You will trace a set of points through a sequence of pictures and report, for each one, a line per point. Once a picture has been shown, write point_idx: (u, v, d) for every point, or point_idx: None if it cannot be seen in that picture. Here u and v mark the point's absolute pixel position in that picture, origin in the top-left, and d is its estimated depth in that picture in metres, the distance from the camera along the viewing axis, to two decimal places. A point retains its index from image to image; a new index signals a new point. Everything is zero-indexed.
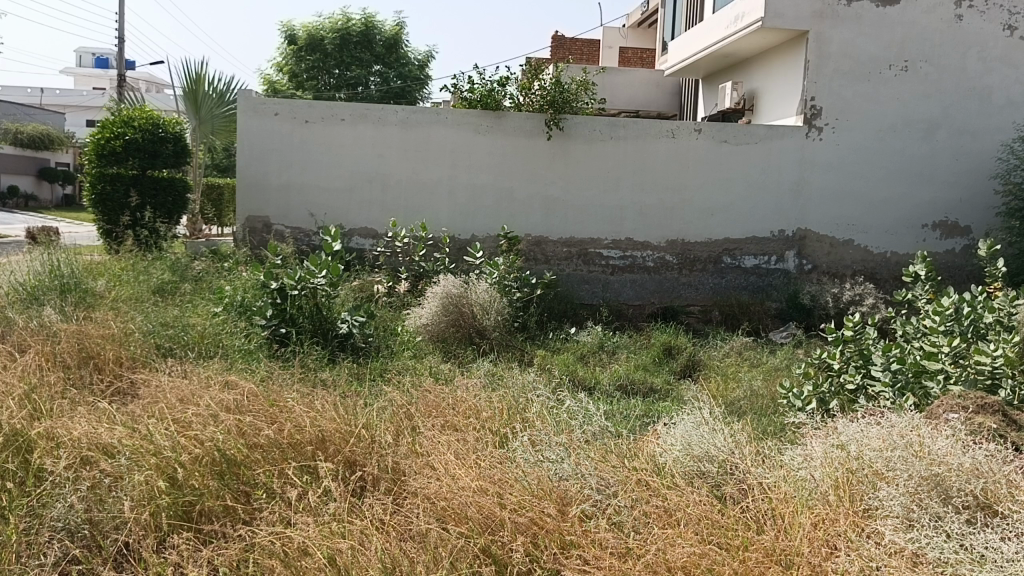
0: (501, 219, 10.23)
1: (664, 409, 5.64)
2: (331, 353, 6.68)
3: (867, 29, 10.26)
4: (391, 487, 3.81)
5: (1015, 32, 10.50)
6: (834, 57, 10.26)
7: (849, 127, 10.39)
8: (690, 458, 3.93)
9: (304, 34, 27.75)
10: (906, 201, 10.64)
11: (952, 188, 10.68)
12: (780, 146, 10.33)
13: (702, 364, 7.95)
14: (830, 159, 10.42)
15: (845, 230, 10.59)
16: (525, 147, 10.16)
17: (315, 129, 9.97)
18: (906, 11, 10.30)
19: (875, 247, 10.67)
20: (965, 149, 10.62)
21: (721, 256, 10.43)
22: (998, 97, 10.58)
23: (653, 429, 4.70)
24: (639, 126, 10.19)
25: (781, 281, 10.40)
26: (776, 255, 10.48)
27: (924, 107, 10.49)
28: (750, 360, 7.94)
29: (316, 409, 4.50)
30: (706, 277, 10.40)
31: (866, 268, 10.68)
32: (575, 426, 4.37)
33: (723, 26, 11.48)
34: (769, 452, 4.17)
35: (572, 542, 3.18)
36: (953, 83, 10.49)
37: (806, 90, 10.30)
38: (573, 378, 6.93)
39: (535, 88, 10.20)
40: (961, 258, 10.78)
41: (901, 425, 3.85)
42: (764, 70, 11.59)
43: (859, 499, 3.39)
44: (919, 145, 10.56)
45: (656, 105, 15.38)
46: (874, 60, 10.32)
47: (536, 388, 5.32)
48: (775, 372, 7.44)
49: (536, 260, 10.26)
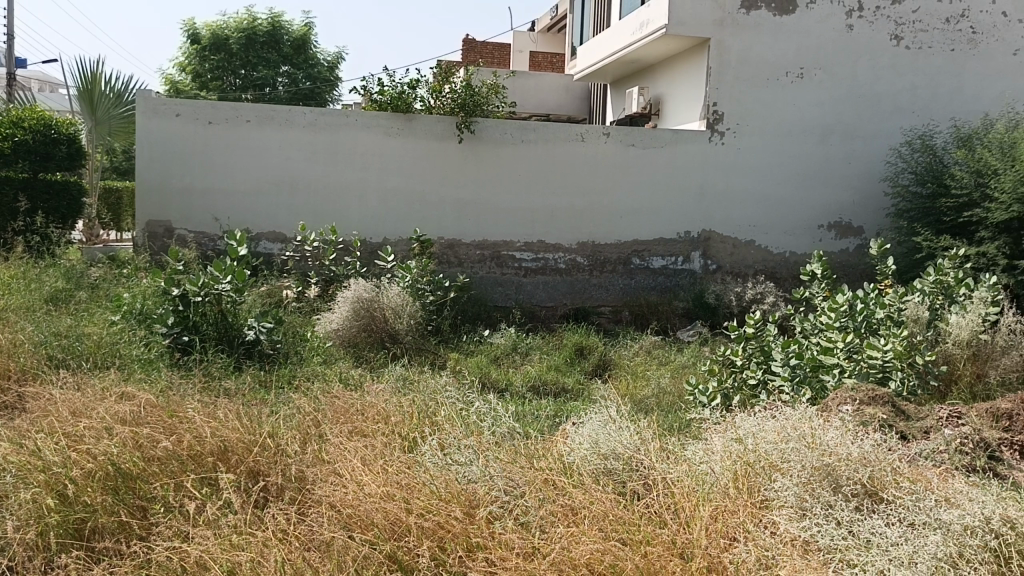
0: (412, 222, 10.17)
1: (573, 409, 5.72)
2: (236, 361, 6.50)
3: (765, 38, 10.66)
4: (295, 496, 3.74)
5: (900, 42, 11.07)
6: (734, 64, 10.62)
7: (749, 132, 10.76)
8: (596, 456, 3.98)
9: (207, 33, 26.94)
10: (803, 203, 11.08)
11: (845, 190, 11.18)
12: (684, 150, 10.62)
13: (613, 364, 8.10)
14: (732, 162, 10.77)
15: (747, 232, 10.95)
16: (436, 150, 10.13)
17: (218, 131, 9.69)
18: (800, 20, 10.74)
19: (774, 248, 11.07)
20: (856, 154, 11.14)
21: (630, 257, 10.64)
22: (885, 104, 11.13)
23: (560, 429, 4.75)
24: (549, 130, 10.30)
25: (687, 281, 10.68)
26: (682, 256, 10.76)
27: (818, 114, 10.96)
28: (659, 359, 8.13)
29: (218, 419, 4.37)
30: (616, 278, 10.59)
31: (767, 268, 11.07)
32: (483, 429, 4.35)
33: (629, 33, 11.73)
34: (672, 449, 4.26)
35: (478, 545, 3.19)
36: (845, 90, 10.99)
37: (708, 95, 10.62)
38: (484, 380, 6.96)
39: (445, 91, 10.17)
40: (855, 258, 11.28)
41: (795, 418, 3.99)
42: (669, 76, 11.88)
43: (756, 492, 3.52)
44: (814, 149, 11.01)
45: (566, 109, 15.58)
46: (772, 67, 10.72)
47: (446, 391, 5.29)
48: (682, 370, 7.63)
49: (449, 264, 10.24)
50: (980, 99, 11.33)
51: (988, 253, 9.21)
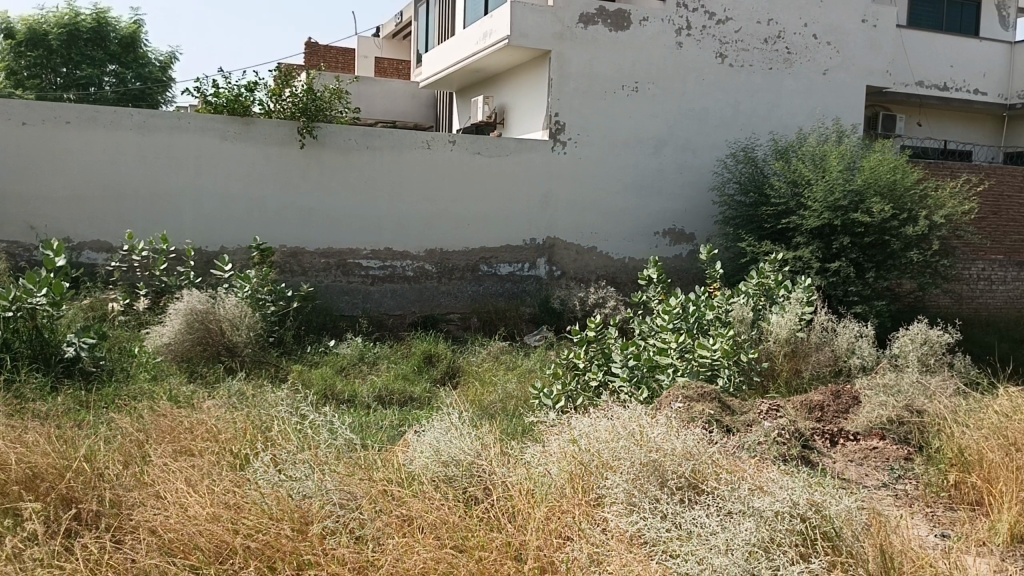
0: (251, 230, 9.79)
1: (417, 417, 5.69)
2: (52, 381, 6.02)
3: (602, 51, 11.06)
4: (113, 524, 3.50)
5: (724, 59, 11.80)
6: (574, 76, 10.94)
7: (589, 142, 11.13)
8: (436, 463, 3.97)
9: (22, 28, 24.87)
10: (640, 211, 11.58)
11: (678, 199, 11.78)
12: (528, 159, 10.83)
13: (460, 371, 8.13)
14: (574, 171, 11.10)
15: (589, 238, 11.31)
16: (277, 156, 9.81)
17: (32, 133, 8.95)
18: (634, 36, 11.23)
19: (614, 254, 11.49)
20: (687, 164, 11.77)
21: (478, 264, 10.73)
22: (712, 117, 11.83)
23: (401, 439, 4.70)
24: (394, 137, 10.22)
25: (533, 287, 10.90)
26: (528, 262, 10.96)
27: (652, 126, 11.49)
28: (506, 364, 8.24)
29: (25, 445, 4.01)
30: (464, 285, 10.65)
31: (608, 273, 11.47)
32: (319, 442, 4.23)
33: (472, 43, 11.84)
34: (511, 452, 4.32)
35: (309, 562, 3.10)
36: (676, 103, 11.59)
37: (550, 106, 10.89)
38: (327, 392, 6.80)
39: (286, 95, 9.86)
40: (688, 263, 11.91)
41: (625, 417, 4.14)
42: (512, 86, 12.09)
43: (590, 490, 3.63)
44: (649, 159, 11.54)
45: (412, 116, 15.53)
46: (609, 80, 11.14)
47: (283, 405, 5.12)
48: (527, 374, 7.77)
49: (292, 272, 9.93)
50: (794, 114, 12.27)
51: (804, 257, 9.99)
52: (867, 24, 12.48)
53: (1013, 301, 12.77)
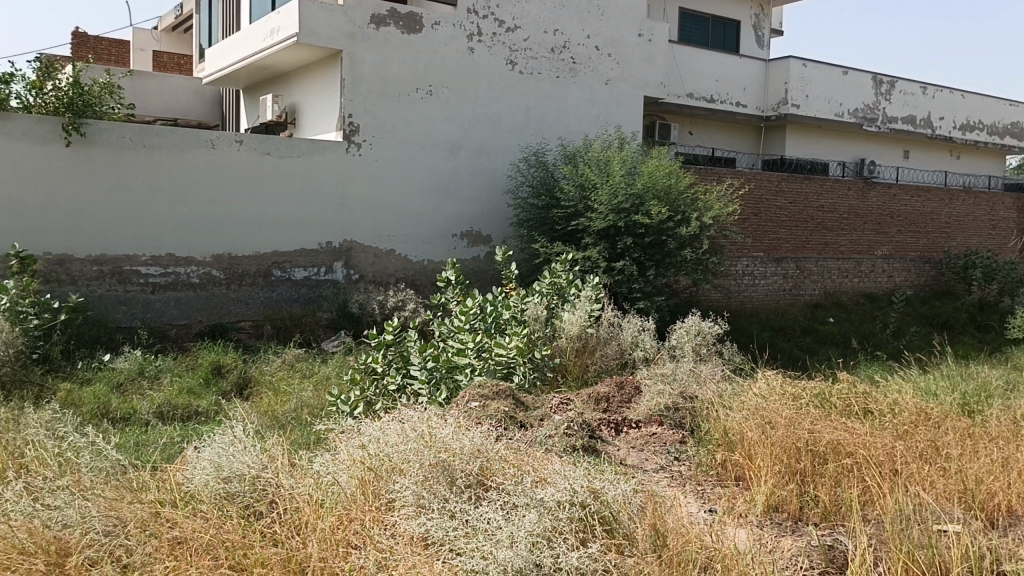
0: (8, 237, 8.81)
1: (202, 433, 5.38)
2: None
3: (395, 53, 11.02)
4: None
5: (515, 66, 12.17)
6: (367, 77, 10.82)
7: (384, 144, 11.05)
8: (217, 480, 3.77)
9: None
10: (437, 213, 11.65)
11: (474, 201, 11.98)
12: (321, 161, 10.58)
13: (252, 381, 7.77)
14: (369, 174, 10.98)
15: (387, 241, 11.22)
16: (37, 154, 8.90)
17: None
18: (427, 40, 11.30)
19: (413, 256, 11.47)
20: (482, 168, 12.00)
21: (271, 269, 10.34)
22: (505, 122, 12.15)
23: (181, 456, 4.41)
24: (174, 135, 9.60)
25: (330, 291, 10.68)
26: (324, 266, 10.71)
27: (447, 129, 11.61)
28: (301, 372, 7.99)
29: None
30: (255, 291, 10.21)
31: (407, 276, 11.43)
32: (83, 467, 3.88)
33: (259, 39, 11.37)
34: (299, 463, 4.19)
35: None
36: (469, 108, 11.79)
37: (343, 107, 10.70)
38: (101, 411, 6.25)
39: (48, 88, 9.10)
40: (485, 264, 12.14)
41: (414, 420, 4.15)
42: (303, 85, 11.75)
43: (380, 495, 3.61)
44: (445, 163, 11.64)
45: (196, 114, 14.67)
46: (403, 83, 11.12)
47: (44, 428, 4.64)
48: (324, 381, 7.57)
49: (58, 282, 9.04)
50: (581, 121, 12.88)
51: (592, 257, 10.51)
52: (643, 38, 13.38)
53: (772, 293, 14.08)
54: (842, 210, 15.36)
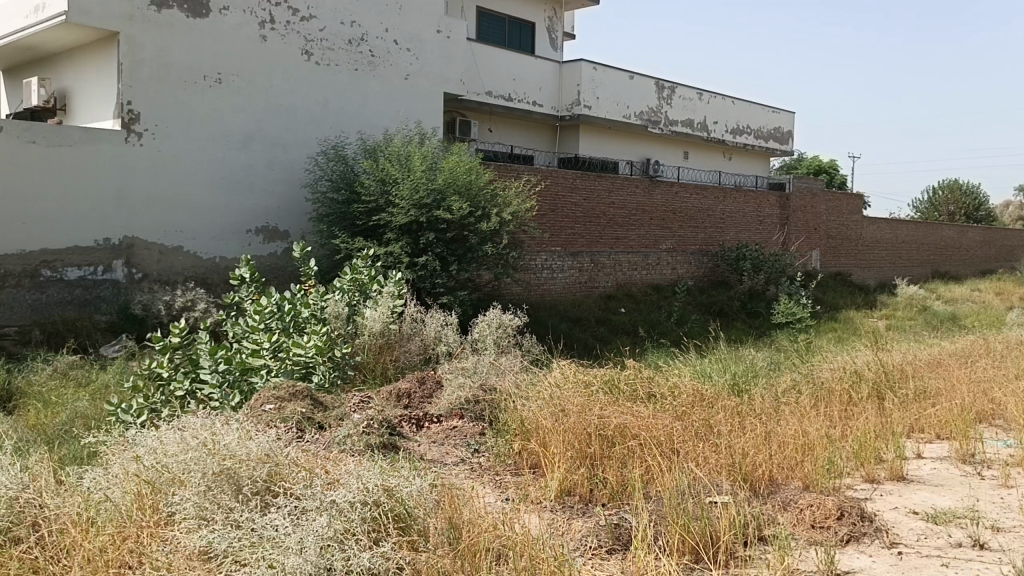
0: None
1: None
2: None
3: (179, 39, 10.34)
4: None
5: (310, 57, 11.82)
6: (148, 62, 10.09)
7: (169, 134, 10.36)
8: None
9: None
10: (230, 208, 11.07)
11: (270, 195, 11.50)
12: (95, 151, 9.72)
13: (17, 393, 7.00)
14: (152, 165, 10.24)
15: (173, 237, 10.51)
16: None
17: None
18: (215, 25, 10.71)
19: (203, 254, 10.83)
20: (277, 161, 11.55)
21: (38, 269, 9.36)
22: (301, 114, 11.76)
23: None
24: None
25: (109, 291, 9.89)
26: (102, 265, 9.86)
27: (239, 120, 11.06)
28: (76, 380, 7.32)
29: None
30: (20, 293, 9.19)
31: (197, 274, 10.77)
32: None
33: (20, 16, 10.27)
34: (69, 480, 3.87)
35: None
36: (263, 98, 11.32)
37: (120, 93, 9.90)
38: None
39: None
40: (282, 261, 11.69)
41: (197, 427, 3.95)
42: (74, 69, 10.76)
43: (158, 509, 3.44)
44: (237, 155, 11.09)
45: None
46: (188, 69, 10.47)
47: None
48: (103, 391, 6.96)
49: None
50: (380, 115, 12.75)
51: (394, 252, 10.40)
52: (441, 34, 13.50)
53: (569, 286, 14.66)
54: (631, 206, 16.32)
